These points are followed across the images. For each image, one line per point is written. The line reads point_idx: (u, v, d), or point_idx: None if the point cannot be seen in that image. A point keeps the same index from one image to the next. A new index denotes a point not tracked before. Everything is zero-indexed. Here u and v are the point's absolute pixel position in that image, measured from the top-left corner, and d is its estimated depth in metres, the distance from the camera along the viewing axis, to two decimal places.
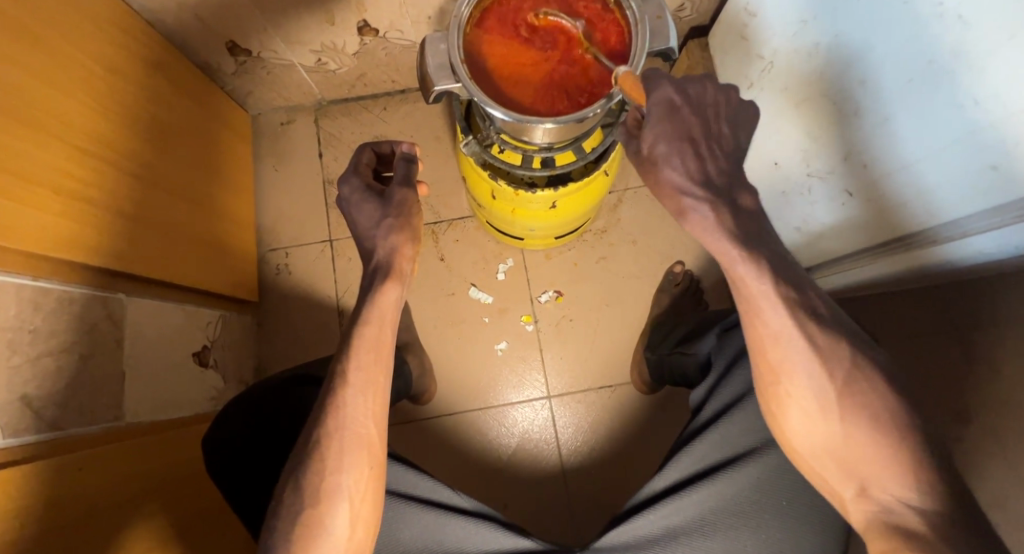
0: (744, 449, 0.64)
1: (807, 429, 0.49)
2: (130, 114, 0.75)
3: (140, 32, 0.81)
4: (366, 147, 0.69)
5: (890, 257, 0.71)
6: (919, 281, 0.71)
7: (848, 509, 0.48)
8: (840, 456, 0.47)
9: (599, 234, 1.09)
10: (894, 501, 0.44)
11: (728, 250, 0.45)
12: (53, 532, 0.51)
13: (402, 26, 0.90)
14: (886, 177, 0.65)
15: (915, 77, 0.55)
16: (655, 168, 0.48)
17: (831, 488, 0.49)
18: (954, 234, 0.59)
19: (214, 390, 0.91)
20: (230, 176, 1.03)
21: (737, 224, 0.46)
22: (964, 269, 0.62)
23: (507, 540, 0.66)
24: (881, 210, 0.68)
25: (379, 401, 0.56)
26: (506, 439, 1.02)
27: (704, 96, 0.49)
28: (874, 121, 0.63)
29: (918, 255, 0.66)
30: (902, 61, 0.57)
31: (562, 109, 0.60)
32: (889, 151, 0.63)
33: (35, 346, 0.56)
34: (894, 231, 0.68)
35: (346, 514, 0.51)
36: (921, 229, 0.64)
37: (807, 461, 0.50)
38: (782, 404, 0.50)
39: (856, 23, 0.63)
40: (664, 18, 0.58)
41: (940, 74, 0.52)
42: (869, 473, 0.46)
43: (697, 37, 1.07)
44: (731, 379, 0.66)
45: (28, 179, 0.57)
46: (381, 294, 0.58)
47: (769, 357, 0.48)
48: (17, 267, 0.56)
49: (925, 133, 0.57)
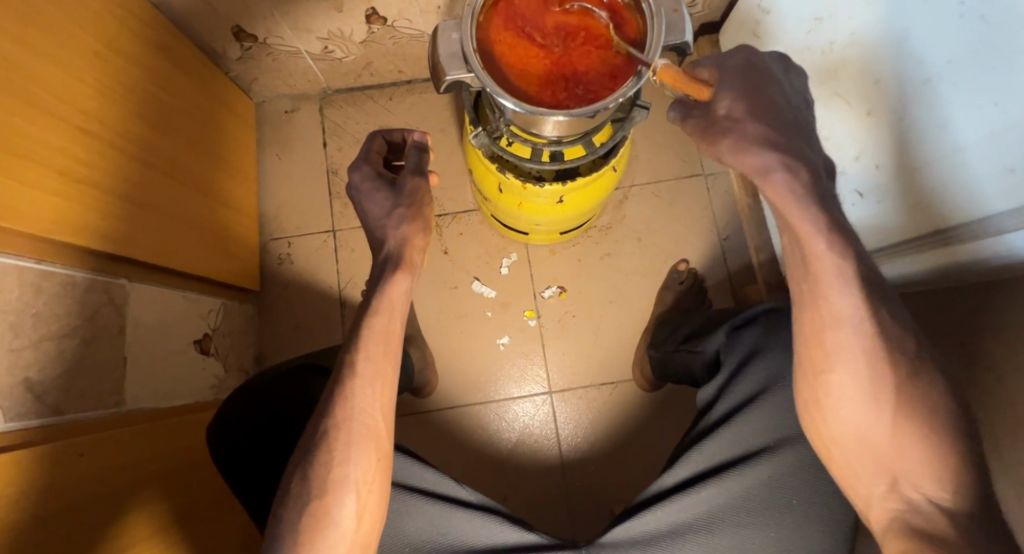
0: (758, 447, 0.64)
1: (855, 420, 0.50)
2: (134, 98, 0.74)
3: (146, 13, 0.80)
4: (378, 134, 0.69)
5: (926, 251, 0.66)
6: (956, 279, 0.65)
7: (870, 507, 0.51)
8: (879, 454, 0.50)
9: (603, 230, 1.08)
10: (924, 500, 0.47)
11: (798, 216, 0.46)
12: (53, 518, 0.51)
13: (411, 16, 0.89)
14: (928, 166, 0.60)
15: (958, 59, 0.52)
16: (733, 126, 0.48)
17: (856, 485, 0.52)
18: (992, 231, 0.54)
19: (215, 379, 0.91)
20: (234, 163, 1.02)
21: (805, 187, 0.46)
22: (999, 269, 0.57)
23: (512, 533, 0.65)
24: (921, 204, 0.64)
25: (387, 394, 0.56)
26: (506, 434, 1.02)
27: (767, 65, 0.51)
28: (914, 107, 0.60)
29: (958, 251, 0.60)
30: (942, 47, 0.54)
31: (559, 100, 0.59)
32: (931, 138, 0.59)
33: (38, 330, 0.56)
34: (934, 222, 0.63)
35: (353, 505, 0.51)
36: (965, 221, 0.58)
37: (836, 450, 0.53)
38: (829, 396, 0.51)
39: (886, 11, 0.60)
40: (680, 12, 0.57)
41: (992, 55, 0.48)
42: (903, 469, 0.48)
43: (708, 34, 1.05)
44: (742, 380, 0.66)
45: (30, 160, 0.56)
46: (391, 285, 0.57)
47: (823, 346, 0.50)
48: (20, 249, 0.56)
49: (969, 120, 0.53)
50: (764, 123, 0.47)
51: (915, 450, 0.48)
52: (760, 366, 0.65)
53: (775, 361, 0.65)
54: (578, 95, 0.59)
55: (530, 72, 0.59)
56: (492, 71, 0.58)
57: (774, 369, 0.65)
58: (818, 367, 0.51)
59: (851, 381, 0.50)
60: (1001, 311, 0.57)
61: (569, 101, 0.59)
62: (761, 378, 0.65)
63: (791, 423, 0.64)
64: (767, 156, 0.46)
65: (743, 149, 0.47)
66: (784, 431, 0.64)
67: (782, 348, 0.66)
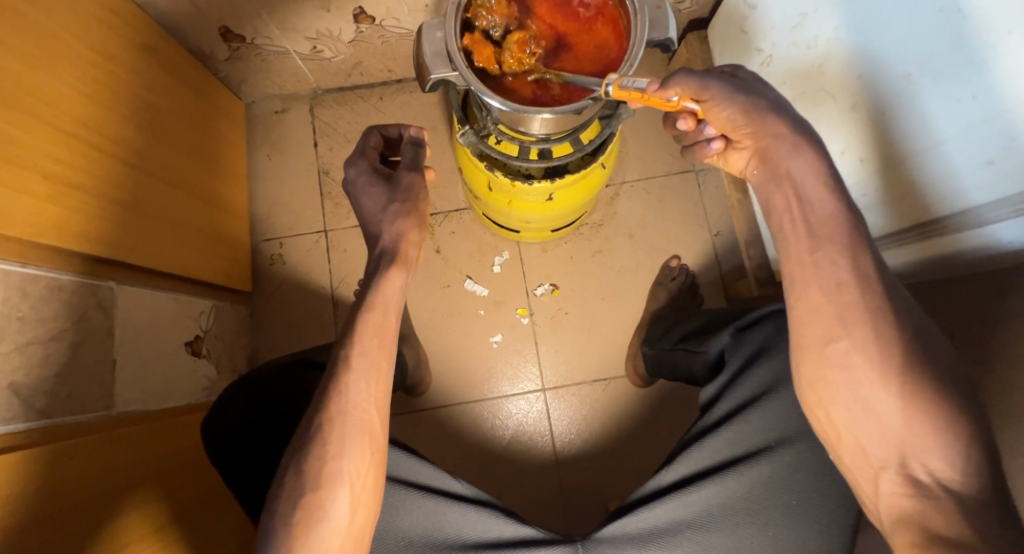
0: (759, 446, 0.64)
1: (852, 415, 0.49)
2: (122, 100, 0.74)
3: (132, 14, 0.79)
4: (374, 130, 0.69)
5: (913, 245, 0.66)
6: (943, 272, 0.65)
7: (881, 509, 0.49)
8: (881, 450, 0.48)
9: (596, 227, 1.08)
10: (922, 486, 0.46)
11: (811, 190, 0.50)
12: (43, 521, 0.51)
13: (399, 15, 0.89)
14: (911, 160, 0.61)
15: (936, 53, 0.52)
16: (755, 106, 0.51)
17: (865, 477, 0.50)
18: (976, 221, 0.54)
19: (207, 380, 0.91)
20: (223, 162, 1.02)
21: (827, 169, 0.50)
22: (990, 259, 0.57)
23: (508, 527, 0.66)
24: (904, 198, 0.64)
25: (382, 388, 0.55)
26: (501, 430, 1.02)
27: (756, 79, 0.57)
28: (898, 102, 0.60)
29: (943, 243, 0.61)
30: (922, 39, 0.54)
31: (497, 60, 0.57)
32: (915, 132, 0.58)
33: (24, 333, 0.55)
34: (919, 215, 0.63)
35: (346, 498, 0.51)
36: (950, 213, 0.58)
37: (843, 429, 0.50)
38: (835, 368, 0.49)
39: (867, 7, 0.61)
40: (663, 8, 0.56)
41: (971, 52, 0.48)
42: (899, 458, 0.47)
43: (697, 30, 1.04)
44: (748, 377, 0.66)
45: (16, 164, 0.55)
46: (386, 281, 0.57)
47: (827, 316, 0.48)
48: (5, 253, 0.56)
49: (949, 113, 0.53)
50: (772, 107, 0.52)
51: (917, 428, 0.46)
52: (766, 366, 0.65)
53: (777, 363, 0.65)
54: (524, 58, 0.57)
55: (498, 20, 0.57)
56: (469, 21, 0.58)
57: (778, 371, 0.65)
58: (824, 338, 0.49)
59: (858, 351, 0.47)
60: (995, 306, 0.57)
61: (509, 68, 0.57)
62: (766, 380, 0.65)
63: (791, 423, 0.64)
64: (783, 126, 0.51)
65: (761, 113, 0.51)
66: (783, 431, 0.64)
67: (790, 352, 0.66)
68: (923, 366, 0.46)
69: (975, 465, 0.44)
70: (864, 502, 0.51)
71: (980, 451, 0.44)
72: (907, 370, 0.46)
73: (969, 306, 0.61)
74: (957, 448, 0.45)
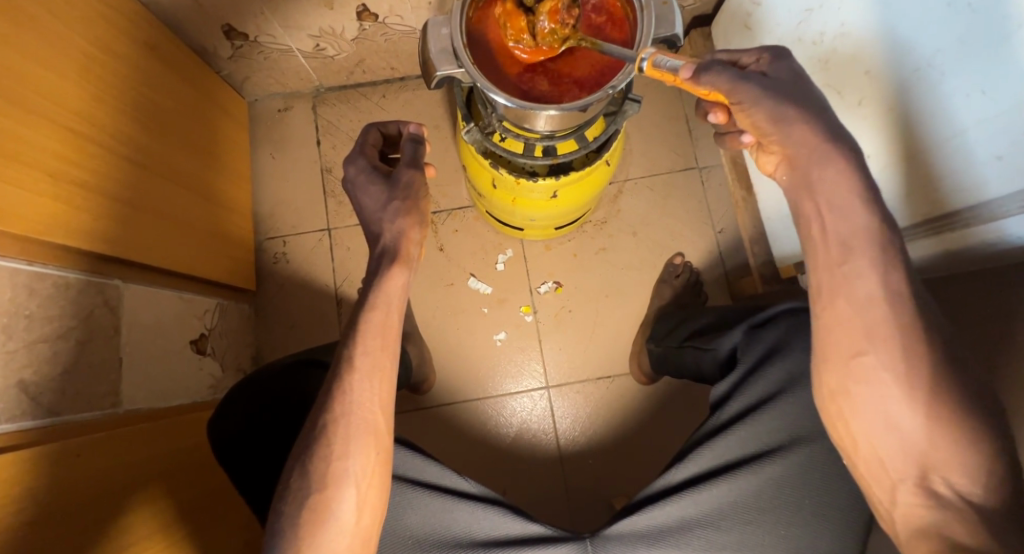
0: (770, 447, 0.64)
1: (870, 417, 0.49)
2: (124, 97, 0.74)
3: (135, 12, 0.79)
4: (373, 128, 0.69)
5: (929, 238, 0.65)
6: (958, 266, 0.64)
7: (893, 509, 0.49)
8: (898, 451, 0.48)
9: (598, 225, 1.08)
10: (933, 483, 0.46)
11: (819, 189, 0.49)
12: (52, 519, 0.51)
13: (402, 12, 0.89)
14: (926, 153, 0.60)
15: (949, 46, 0.52)
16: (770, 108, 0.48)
17: (880, 479, 0.50)
18: (992, 216, 0.54)
19: (212, 378, 0.91)
20: (226, 159, 1.02)
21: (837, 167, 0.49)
22: (1005, 254, 0.56)
23: (516, 525, 0.66)
24: (918, 192, 0.64)
25: (387, 387, 0.55)
26: (505, 428, 1.02)
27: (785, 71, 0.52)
28: (912, 95, 0.59)
29: (959, 237, 0.60)
30: (937, 31, 0.53)
31: (530, 31, 0.55)
32: (930, 126, 0.58)
33: (31, 331, 0.56)
34: (933, 209, 0.62)
35: (353, 497, 0.51)
36: (965, 207, 0.57)
37: (861, 437, 0.50)
38: (858, 380, 0.49)
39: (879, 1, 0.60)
40: (670, 5, 0.57)
41: (985, 45, 0.48)
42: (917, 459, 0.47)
43: (699, 26, 1.04)
44: (760, 379, 0.66)
45: (20, 161, 0.56)
46: (387, 279, 0.56)
47: (853, 328, 0.48)
48: (14, 251, 0.56)
49: (962, 106, 0.53)
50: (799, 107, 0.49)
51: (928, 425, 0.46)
52: (779, 365, 0.65)
53: (795, 362, 0.65)
54: (559, 28, 0.54)
55: None
56: (474, 15, 0.58)
57: (794, 370, 0.65)
58: (849, 350, 0.49)
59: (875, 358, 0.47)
60: (1005, 302, 0.56)
61: (544, 39, 0.55)
62: (779, 380, 0.65)
63: (806, 422, 0.64)
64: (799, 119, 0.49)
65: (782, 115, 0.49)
66: (789, 428, 0.64)
67: (805, 350, 0.65)
68: (934, 365, 0.46)
69: (991, 466, 0.44)
70: (876, 501, 0.51)
71: (991, 447, 0.44)
72: (922, 372, 0.46)
73: (976, 301, 0.60)
74: (968, 448, 0.45)
